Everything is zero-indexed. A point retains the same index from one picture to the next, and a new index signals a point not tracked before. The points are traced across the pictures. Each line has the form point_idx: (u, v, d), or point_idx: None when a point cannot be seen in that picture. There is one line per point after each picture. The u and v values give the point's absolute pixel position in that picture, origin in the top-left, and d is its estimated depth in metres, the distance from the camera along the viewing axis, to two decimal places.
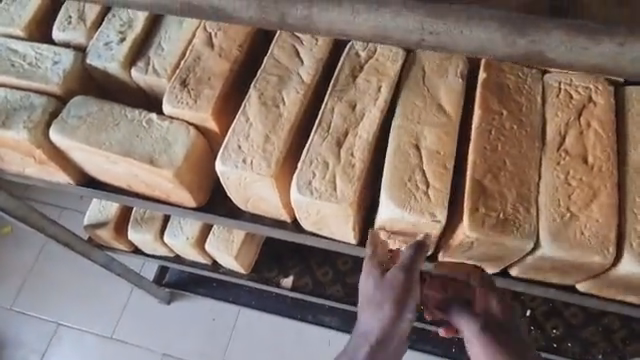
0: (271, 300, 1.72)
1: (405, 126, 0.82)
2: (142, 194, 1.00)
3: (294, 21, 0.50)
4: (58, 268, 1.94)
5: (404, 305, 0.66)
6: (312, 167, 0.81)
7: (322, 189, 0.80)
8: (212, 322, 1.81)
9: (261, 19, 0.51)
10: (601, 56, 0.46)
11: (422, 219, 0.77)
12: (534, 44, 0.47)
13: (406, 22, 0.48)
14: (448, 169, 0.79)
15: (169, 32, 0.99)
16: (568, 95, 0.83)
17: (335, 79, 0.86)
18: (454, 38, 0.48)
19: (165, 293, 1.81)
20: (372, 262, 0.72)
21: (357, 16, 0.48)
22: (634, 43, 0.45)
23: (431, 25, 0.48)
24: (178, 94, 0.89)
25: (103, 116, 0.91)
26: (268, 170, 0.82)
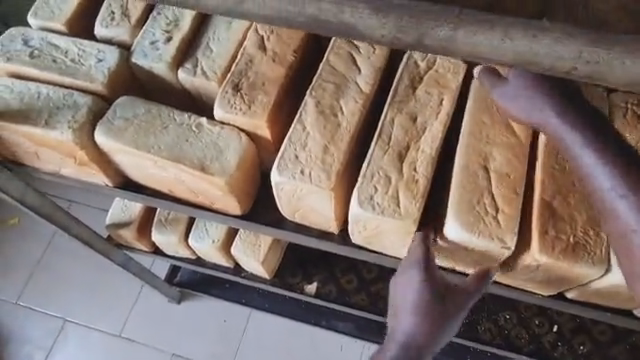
0: (287, 304, 1.66)
1: (470, 141, 0.79)
2: (181, 199, 0.96)
3: (432, 41, 0.44)
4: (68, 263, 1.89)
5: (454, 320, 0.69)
6: (373, 181, 0.79)
7: (385, 204, 0.78)
8: (223, 323, 1.78)
9: (395, 39, 0.45)
10: None
11: (491, 243, 0.76)
12: None
13: (565, 50, 0.43)
14: (518, 193, 0.77)
15: (218, 33, 0.95)
16: (637, 117, 0.80)
17: (394, 90, 0.83)
18: (612, 68, 0.43)
19: (176, 292, 1.77)
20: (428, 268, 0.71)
21: (508, 41, 0.43)
22: None
23: (589, 54, 0.43)
24: (231, 99, 0.86)
25: (151, 118, 0.87)
26: (327, 182, 0.79)
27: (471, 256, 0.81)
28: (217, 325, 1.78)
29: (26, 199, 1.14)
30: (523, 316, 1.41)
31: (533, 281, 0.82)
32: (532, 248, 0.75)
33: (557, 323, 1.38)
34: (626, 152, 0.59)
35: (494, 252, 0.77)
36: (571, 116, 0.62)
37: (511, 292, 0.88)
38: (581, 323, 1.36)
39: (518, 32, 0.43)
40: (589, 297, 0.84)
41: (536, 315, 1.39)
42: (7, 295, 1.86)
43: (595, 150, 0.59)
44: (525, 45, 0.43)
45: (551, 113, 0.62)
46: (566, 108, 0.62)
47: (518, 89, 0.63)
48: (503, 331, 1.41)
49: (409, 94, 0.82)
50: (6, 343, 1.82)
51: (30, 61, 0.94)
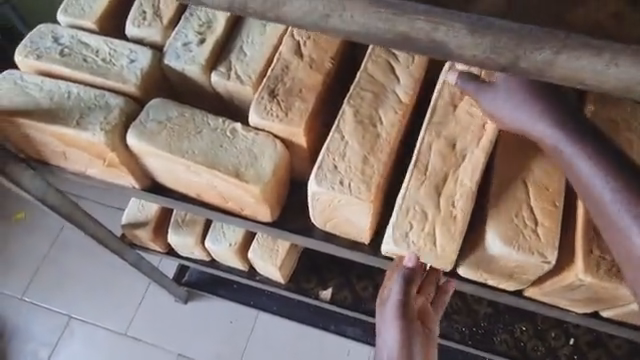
0: (294, 306, 1.64)
1: (514, 157, 0.77)
2: (209, 203, 0.95)
3: (528, 65, 0.39)
4: (75, 259, 1.87)
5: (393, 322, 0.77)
6: (409, 218, 0.78)
7: (420, 243, 0.78)
8: (230, 324, 1.76)
9: (486, 59, 0.40)
10: None
11: (530, 258, 0.75)
12: None
13: None
14: (558, 206, 0.75)
15: (252, 36, 0.93)
16: None
17: (432, 111, 0.79)
18: None
19: (184, 292, 1.75)
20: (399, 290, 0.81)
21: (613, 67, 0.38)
22: None
23: None
24: (267, 105, 0.84)
25: (185, 122, 0.86)
26: (367, 194, 0.79)
27: (509, 271, 0.80)
28: (224, 326, 1.76)
29: (47, 198, 1.13)
30: (539, 328, 1.39)
31: (567, 297, 0.83)
32: (575, 267, 0.74)
33: (573, 336, 1.36)
34: (597, 139, 0.64)
35: (534, 269, 0.77)
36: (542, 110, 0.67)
37: (543, 309, 0.88)
38: (597, 337, 1.34)
39: (625, 59, 0.37)
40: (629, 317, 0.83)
41: (552, 328, 1.37)
42: (13, 289, 1.84)
43: (565, 137, 0.65)
44: (629, 73, 0.38)
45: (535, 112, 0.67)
46: (548, 106, 0.67)
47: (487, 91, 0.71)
48: (519, 343, 1.39)
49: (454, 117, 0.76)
50: (10, 338, 1.80)
51: (60, 59, 0.92)
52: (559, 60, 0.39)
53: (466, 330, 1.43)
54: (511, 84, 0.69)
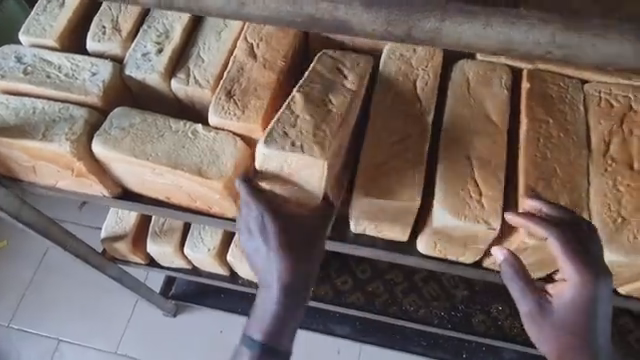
0: None
1: (464, 140, 0.83)
2: (177, 205, 0.99)
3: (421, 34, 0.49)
4: (60, 281, 1.87)
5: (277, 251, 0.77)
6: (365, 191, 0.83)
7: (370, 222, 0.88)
8: (220, 334, 1.78)
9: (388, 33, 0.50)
10: None
11: (477, 226, 0.79)
12: None
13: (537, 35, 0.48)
14: (500, 178, 0.80)
15: (208, 43, 0.99)
16: (609, 105, 0.86)
17: (377, 98, 0.88)
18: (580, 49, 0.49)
19: (171, 305, 1.77)
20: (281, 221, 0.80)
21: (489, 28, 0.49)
22: None
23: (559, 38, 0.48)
24: (224, 104, 0.89)
25: (147, 127, 0.90)
26: (321, 152, 0.81)
27: (461, 242, 0.85)
28: (214, 336, 1.78)
29: (22, 215, 1.16)
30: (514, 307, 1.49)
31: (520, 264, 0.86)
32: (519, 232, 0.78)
33: None
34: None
35: (482, 238, 0.82)
36: (585, 323, 0.69)
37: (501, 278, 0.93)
38: None
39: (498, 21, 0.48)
40: None
41: None
42: None
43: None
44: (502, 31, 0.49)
45: (560, 321, 0.70)
46: (580, 317, 0.70)
47: (579, 276, 0.69)
48: (496, 322, 1.50)
49: (401, 102, 0.87)
50: None
51: (24, 78, 0.96)
52: (445, 27, 0.49)
53: (444, 313, 1.52)
54: (567, 293, 0.70)
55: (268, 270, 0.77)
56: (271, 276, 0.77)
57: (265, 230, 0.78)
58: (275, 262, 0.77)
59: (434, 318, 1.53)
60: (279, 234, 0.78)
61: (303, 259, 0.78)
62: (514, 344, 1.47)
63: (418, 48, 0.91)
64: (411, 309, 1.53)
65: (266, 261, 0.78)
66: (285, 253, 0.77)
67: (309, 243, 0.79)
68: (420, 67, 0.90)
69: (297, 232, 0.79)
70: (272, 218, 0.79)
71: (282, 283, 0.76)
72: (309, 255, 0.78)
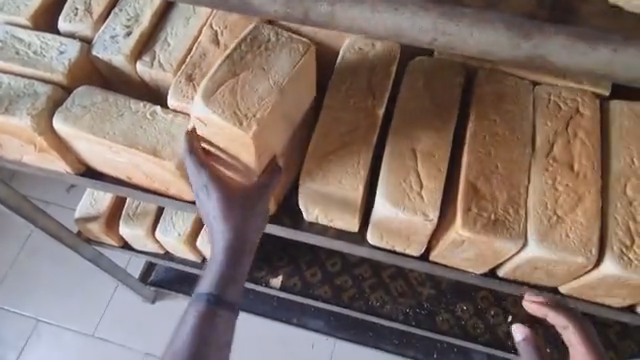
0: (258, 301, 1.70)
1: (411, 133, 0.85)
2: (139, 185, 1.02)
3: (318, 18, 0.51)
4: (44, 262, 1.87)
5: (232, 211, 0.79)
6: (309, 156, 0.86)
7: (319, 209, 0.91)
8: None
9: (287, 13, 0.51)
10: (588, 62, 0.51)
11: (414, 217, 0.81)
12: (537, 48, 0.51)
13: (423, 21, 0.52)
14: (442, 171, 0.83)
15: (175, 29, 1.01)
16: (557, 107, 0.87)
17: (332, 88, 0.89)
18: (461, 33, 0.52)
19: (151, 292, 1.76)
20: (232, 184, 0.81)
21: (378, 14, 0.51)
22: (627, 49, 0.49)
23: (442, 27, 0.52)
24: (183, 88, 0.92)
25: (108, 106, 0.93)
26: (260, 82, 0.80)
27: (403, 233, 0.86)
28: None
29: None
30: (479, 308, 1.50)
31: (460, 257, 0.87)
32: (455, 225, 0.79)
33: (511, 314, 1.49)
34: None
35: (421, 230, 0.84)
36: None
37: (448, 272, 0.94)
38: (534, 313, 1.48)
39: None
40: (526, 276, 0.88)
41: (492, 306, 1.49)
42: None
43: None
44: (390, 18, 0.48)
45: None
46: None
47: None
48: (460, 322, 1.50)
49: (354, 93, 0.88)
50: None
51: None
52: (337, 11, 0.53)
53: (410, 311, 1.53)
54: None
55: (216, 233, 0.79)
56: (219, 234, 0.79)
57: (210, 190, 0.79)
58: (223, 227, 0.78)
59: (400, 314, 1.53)
60: (229, 197, 0.79)
61: (248, 228, 0.80)
62: (476, 344, 1.47)
63: (377, 43, 0.90)
64: (377, 304, 1.54)
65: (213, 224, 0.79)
66: (231, 213, 0.79)
67: (255, 203, 0.81)
68: (376, 60, 0.90)
69: (245, 195, 0.81)
70: (223, 184, 0.80)
71: (227, 246, 0.78)
72: (256, 215, 0.81)
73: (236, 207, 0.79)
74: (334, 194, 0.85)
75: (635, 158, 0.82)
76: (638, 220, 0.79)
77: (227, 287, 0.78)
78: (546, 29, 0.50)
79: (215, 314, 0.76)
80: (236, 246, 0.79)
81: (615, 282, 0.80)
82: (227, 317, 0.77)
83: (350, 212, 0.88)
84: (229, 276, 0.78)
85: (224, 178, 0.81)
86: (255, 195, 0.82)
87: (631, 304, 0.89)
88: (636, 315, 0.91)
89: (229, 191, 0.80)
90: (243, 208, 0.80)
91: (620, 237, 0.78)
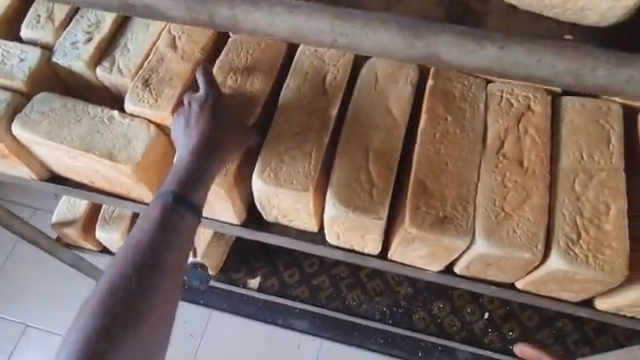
0: (243, 304, 1.70)
1: (362, 133, 0.86)
2: (103, 189, 1.03)
3: (220, 20, 0.52)
4: (31, 268, 1.88)
5: (204, 144, 0.81)
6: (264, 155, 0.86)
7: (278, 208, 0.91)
8: (182, 324, 1.73)
9: (192, 19, 0.53)
10: (485, 60, 0.50)
11: (364, 215, 0.82)
12: (430, 47, 0.50)
13: (318, 23, 0.51)
14: (391, 170, 0.84)
15: (136, 34, 1.01)
16: (509, 104, 0.87)
17: (286, 89, 0.90)
18: (362, 41, 0.51)
19: None
20: (212, 117, 0.83)
21: (275, 18, 0.51)
22: (512, 47, 0.49)
23: (339, 27, 0.51)
24: (140, 92, 0.92)
25: (66, 112, 0.94)
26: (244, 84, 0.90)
27: (357, 232, 0.87)
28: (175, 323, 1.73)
29: None
30: (456, 305, 1.50)
31: (414, 255, 0.88)
32: (404, 222, 0.80)
33: (488, 311, 1.48)
34: None
35: (373, 228, 0.84)
36: None
37: (406, 270, 0.94)
38: (511, 310, 1.47)
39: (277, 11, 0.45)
40: (483, 273, 0.89)
41: (469, 303, 1.49)
42: None
43: None
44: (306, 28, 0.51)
45: None
46: None
47: None
48: (436, 320, 1.49)
49: (308, 94, 0.89)
50: None
51: None
52: (239, 15, 0.52)
53: (386, 309, 1.51)
54: None
55: (188, 142, 0.81)
56: (185, 162, 0.80)
57: (191, 118, 0.82)
58: (190, 157, 0.80)
59: (376, 313, 1.51)
60: (204, 129, 0.82)
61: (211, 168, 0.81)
62: (452, 342, 1.45)
63: None
64: (354, 304, 1.52)
65: (189, 134, 0.82)
66: (209, 125, 0.82)
67: (227, 141, 0.83)
68: (329, 62, 0.91)
69: (216, 133, 0.82)
70: (208, 99, 0.83)
71: (188, 177, 0.79)
72: (233, 133, 0.84)
73: (209, 139, 0.81)
74: (288, 195, 0.85)
75: (584, 153, 0.83)
76: (585, 214, 0.79)
77: (176, 217, 0.78)
78: (433, 27, 0.50)
79: (159, 244, 0.75)
80: (197, 178, 0.80)
81: (564, 277, 0.80)
82: (171, 248, 0.76)
83: (305, 211, 0.89)
84: (196, 182, 0.79)
85: (207, 110, 0.83)
86: (228, 136, 0.83)
87: (587, 298, 0.88)
88: (594, 310, 0.90)
89: (206, 124, 0.82)
90: (215, 143, 0.82)
91: (567, 231, 0.79)
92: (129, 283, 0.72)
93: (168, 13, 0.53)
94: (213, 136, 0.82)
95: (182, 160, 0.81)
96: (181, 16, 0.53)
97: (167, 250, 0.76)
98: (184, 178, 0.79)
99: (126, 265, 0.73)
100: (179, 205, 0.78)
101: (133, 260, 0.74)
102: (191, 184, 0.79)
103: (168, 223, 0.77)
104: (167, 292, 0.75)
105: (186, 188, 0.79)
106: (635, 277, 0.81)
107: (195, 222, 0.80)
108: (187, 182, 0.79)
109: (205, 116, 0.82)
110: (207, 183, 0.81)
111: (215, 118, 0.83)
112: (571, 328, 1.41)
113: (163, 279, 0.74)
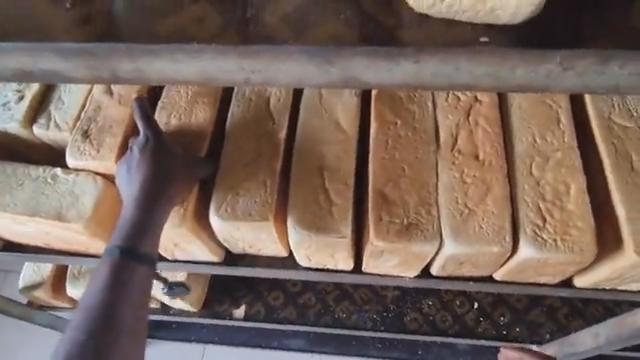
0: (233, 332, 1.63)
1: (315, 152, 0.84)
2: (61, 249, 0.98)
3: (125, 75, 0.50)
4: None
5: (149, 190, 0.78)
6: (217, 190, 0.83)
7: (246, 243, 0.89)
8: None
9: (95, 77, 0.51)
10: (402, 72, 0.48)
11: (328, 235, 0.80)
12: (345, 71, 0.48)
13: (226, 63, 0.49)
14: (349, 184, 0.82)
15: (69, 84, 0.97)
16: (456, 99, 0.86)
17: (231, 118, 0.87)
18: (276, 73, 0.49)
19: None
20: (153, 158, 0.79)
21: (182, 64, 0.49)
22: (427, 58, 0.47)
23: (248, 64, 0.49)
24: (80, 146, 0.89)
25: (7, 178, 0.89)
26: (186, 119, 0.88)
27: (326, 252, 0.85)
28: None
29: None
30: (444, 300, 1.48)
31: (389, 266, 0.86)
32: (369, 236, 0.78)
33: (476, 300, 1.47)
34: None
35: (340, 246, 0.82)
36: None
37: (383, 280, 0.92)
38: (499, 296, 1.46)
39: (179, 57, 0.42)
40: (460, 272, 0.87)
41: (457, 296, 1.48)
42: None
43: None
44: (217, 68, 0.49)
45: None
46: None
47: None
48: (428, 318, 1.47)
49: (254, 120, 0.87)
50: None
51: None
52: (144, 66, 0.50)
53: (377, 316, 1.49)
54: None
55: (132, 189, 0.79)
56: (132, 211, 0.78)
57: (133, 164, 0.80)
58: (136, 205, 0.78)
59: (367, 321, 1.49)
60: (146, 174, 0.79)
61: (160, 213, 0.79)
62: (446, 338, 1.44)
63: None
64: (344, 316, 1.49)
65: (133, 181, 0.79)
66: (152, 168, 0.79)
67: (172, 182, 0.80)
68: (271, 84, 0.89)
69: (160, 176, 0.79)
70: (149, 139, 0.80)
71: (137, 227, 0.77)
72: (178, 174, 0.80)
73: (152, 184, 0.79)
74: (249, 227, 0.82)
75: (536, 137, 0.83)
76: (547, 198, 0.79)
77: (128, 269, 0.74)
78: (344, 51, 0.48)
79: (115, 300, 0.72)
80: (146, 226, 0.77)
81: (536, 264, 0.80)
82: (128, 302, 0.73)
83: (270, 240, 0.86)
84: (143, 232, 0.77)
85: (148, 152, 0.79)
86: (172, 178, 0.80)
87: (566, 278, 0.88)
88: (573, 289, 0.90)
89: (148, 168, 0.79)
90: (159, 187, 0.79)
91: (532, 218, 0.78)
92: (84, 347, 0.68)
93: (69, 74, 0.51)
94: (157, 179, 0.79)
95: (128, 209, 0.78)
96: (82, 76, 0.51)
97: (123, 306, 0.72)
98: (132, 228, 0.76)
99: (80, 331, 0.69)
100: (131, 256, 0.75)
101: (88, 324, 0.70)
102: (141, 233, 0.77)
103: (121, 277, 0.73)
104: (128, 350, 0.71)
105: (135, 238, 0.76)
106: (608, 253, 0.80)
107: (150, 273, 0.77)
108: (136, 231, 0.77)
109: (147, 159, 0.79)
110: (155, 229, 0.78)
111: (158, 160, 0.80)
112: (560, 304, 1.41)
113: (121, 341, 0.71)
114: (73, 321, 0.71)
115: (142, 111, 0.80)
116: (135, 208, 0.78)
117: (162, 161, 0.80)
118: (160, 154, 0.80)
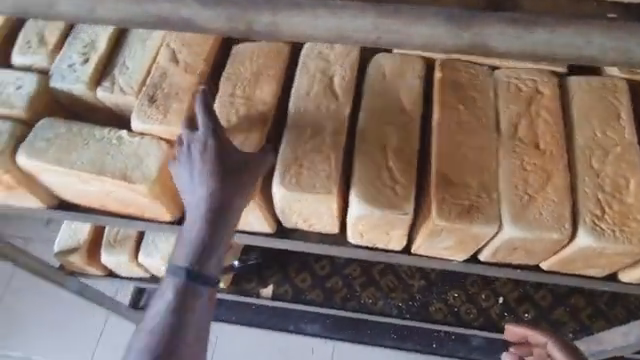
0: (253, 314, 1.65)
1: (379, 130, 0.85)
2: (115, 211, 1.01)
3: None
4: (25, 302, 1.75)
5: (214, 193, 0.77)
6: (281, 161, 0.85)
7: (301, 216, 0.91)
8: None
9: None
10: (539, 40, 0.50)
11: (390, 212, 0.82)
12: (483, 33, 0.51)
13: None
14: (412, 164, 0.84)
15: (133, 50, 0.99)
16: (518, 89, 0.88)
17: (296, 93, 0.89)
18: None
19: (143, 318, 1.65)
20: (216, 161, 0.77)
21: None
22: None
23: None
24: (147, 110, 0.91)
25: (73, 137, 0.91)
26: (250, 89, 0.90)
27: (383, 229, 0.87)
28: None
29: None
30: (470, 293, 1.48)
31: (442, 247, 0.88)
32: (431, 215, 0.80)
33: (501, 295, 1.47)
34: None
35: (399, 224, 0.84)
36: None
37: (430, 262, 0.95)
38: (524, 292, 1.47)
39: None
40: (510, 259, 0.89)
41: (483, 290, 1.48)
42: None
43: None
44: None
45: None
46: None
47: None
48: (453, 309, 1.47)
49: (319, 96, 0.88)
50: None
51: None
52: None
53: (402, 304, 1.49)
54: None
55: (197, 187, 0.77)
56: (198, 212, 0.78)
57: (196, 162, 0.77)
58: (203, 206, 0.77)
59: (392, 308, 1.49)
60: (211, 177, 0.77)
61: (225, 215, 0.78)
62: (471, 329, 1.44)
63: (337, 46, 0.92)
64: (370, 302, 1.50)
65: (195, 179, 0.78)
66: (216, 169, 0.77)
67: (237, 185, 0.78)
68: (336, 63, 0.91)
69: (224, 179, 0.77)
70: (211, 130, 0.76)
71: (204, 228, 0.78)
72: (242, 175, 0.78)
73: (217, 187, 0.77)
74: (312, 199, 0.84)
75: (596, 131, 0.84)
76: (606, 190, 0.81)
77: (198, 267, 0.79)
78: None
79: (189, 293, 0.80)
80: (213, 228, 0.78)
81: (591, 253, 0.82)
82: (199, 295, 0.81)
83: (327, 214, 0.88)
84: (211, 233, 0.78)
85: (212, 152, 0.77)
86: (237, 180, 0.78)
87: (611, 272, 0.90)
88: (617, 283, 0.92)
89: (212, 169, 0.77)
90: (224, 190, 0.77)
91: (590, 208, 0.80)
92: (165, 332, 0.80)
93: None
94: (223, 182, 0.77)
95: (194, 208, 0.78)
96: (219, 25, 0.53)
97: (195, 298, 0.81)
98: (199, 228, 0.78)
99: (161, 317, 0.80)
100: (199, 256, 0.79)
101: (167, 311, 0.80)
102: (207, 233, 0.78)
103: (192, 274, 0.79)
104: (200, 331, 0.82)
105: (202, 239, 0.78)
106: None
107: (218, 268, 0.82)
108: (204, 232, 0.78)
109: (210, 161, 0.77)
110: (222, 229, 0.79)
111: (221, 161, 0.77)
112: (584, 303, 1.43)
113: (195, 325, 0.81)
114: (154, 306, 0.81)
115: (204, 107, 0.76)
116: (201, 209, 0.78)
117: (225, 162, 0.77)
118: (223, 155, 0.77)
